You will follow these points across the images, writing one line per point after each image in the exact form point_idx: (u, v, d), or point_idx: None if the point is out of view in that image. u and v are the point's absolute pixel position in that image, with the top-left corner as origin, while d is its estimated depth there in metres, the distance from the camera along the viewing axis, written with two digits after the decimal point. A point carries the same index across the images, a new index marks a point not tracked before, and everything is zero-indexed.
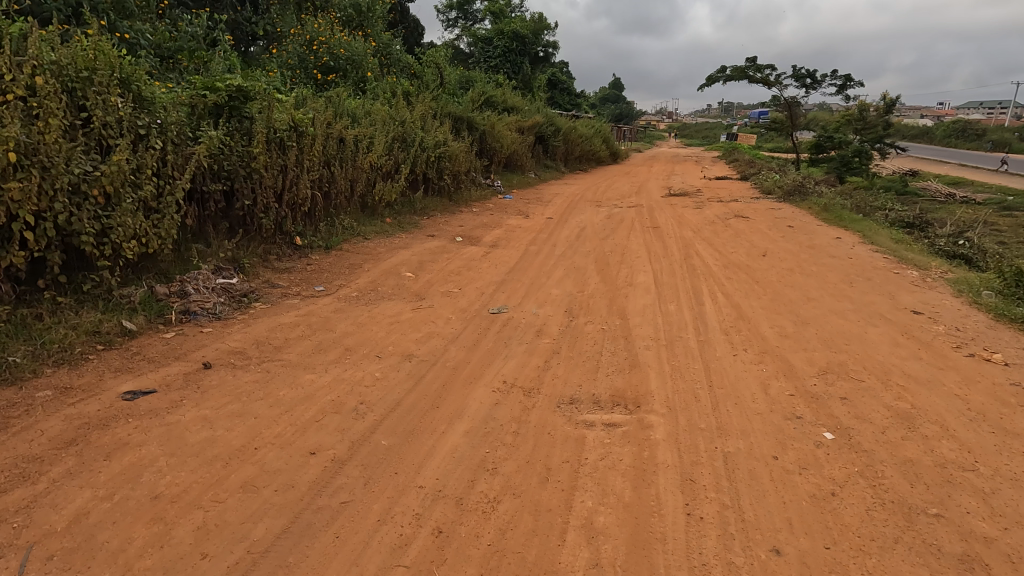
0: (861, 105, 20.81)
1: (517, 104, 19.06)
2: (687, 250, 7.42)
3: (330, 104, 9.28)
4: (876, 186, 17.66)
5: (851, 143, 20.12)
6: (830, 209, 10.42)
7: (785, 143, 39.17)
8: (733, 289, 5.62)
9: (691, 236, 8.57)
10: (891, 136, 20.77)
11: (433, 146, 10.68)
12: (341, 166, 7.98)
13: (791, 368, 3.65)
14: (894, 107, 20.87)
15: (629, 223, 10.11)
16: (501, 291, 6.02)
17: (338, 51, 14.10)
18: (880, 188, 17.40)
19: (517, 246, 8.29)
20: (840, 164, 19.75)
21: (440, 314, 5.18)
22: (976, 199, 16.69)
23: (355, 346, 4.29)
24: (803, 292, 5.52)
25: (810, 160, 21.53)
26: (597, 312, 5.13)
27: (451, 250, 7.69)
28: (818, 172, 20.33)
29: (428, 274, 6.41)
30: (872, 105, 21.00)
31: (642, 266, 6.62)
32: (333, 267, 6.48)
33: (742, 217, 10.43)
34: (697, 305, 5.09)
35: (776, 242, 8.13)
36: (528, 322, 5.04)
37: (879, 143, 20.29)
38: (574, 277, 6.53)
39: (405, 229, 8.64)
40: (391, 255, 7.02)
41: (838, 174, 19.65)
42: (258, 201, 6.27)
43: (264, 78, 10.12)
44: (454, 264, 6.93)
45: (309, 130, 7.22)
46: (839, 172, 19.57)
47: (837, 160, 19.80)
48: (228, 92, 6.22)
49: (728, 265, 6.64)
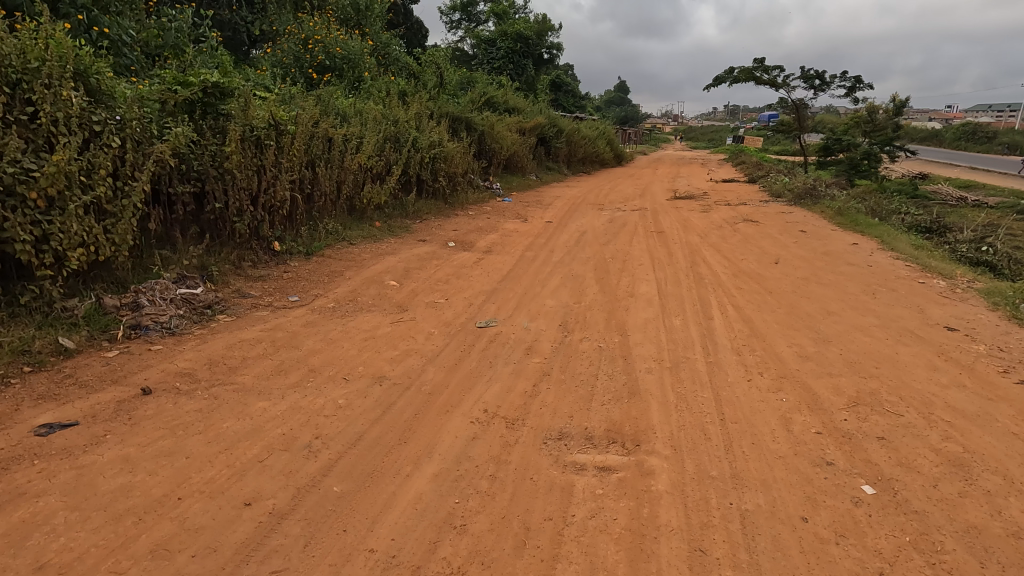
0: (871, 107, 20.26)
1: (518, 105, 18.61)
2: (693, 256, 6.93)
3: (318, 103, 8.86)
4: (887, 189, 17.10)
5: (861, 145, 19.56)
6: (844, 213, 9.92)
7: (792, 146, 38.61)
8: (744, 301, 5.13)
9: (698, 241, 8.07)
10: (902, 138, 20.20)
11: (428, 147, 10.24)
12: (326, 167, 7.54)
13: (816, 398, 3.16)
14: (905, 108, 20.33)
15: (632, 227, 9.62)
16: (491, 301, 5.55)
17: (333, 50, 13.69)
18: (890, 192, 16.83)
19: (513, 251, 7.82)
20: (849, 167, 19.19)
21: (421, 328, 4.71)
22: (990, 202, 16.08)
23: (320, 366, 3.82)
24: (822, 305, 5.02)
25: (819, 163, 20.97)
26: (594, 326, 4.65)
27: (441, 256, 7.23)
28: (826, 174, 19.77)
29: (415, 282, 5.96)
30: (882, 107, 20.46)
31: (644, 274, 6.13)
32: (312, 274, 6.03)
33: (751, 221, 9.92)
34: (705, 319, 4.61)
35: (789, 248, 7.63)
36: (518, 338, 4.56)
37: (889, 145, 19.71)
38: (571, 286, 6.05)
39: (395, 233, 8.19)
40: (376, 262, 6.56)
41: (848, 177, 19.07)
42: (231, 204, 5.83)
43: (251, 76, 9.72)
44: (443, 271, 6.47)
45: (290, 128, 6.79)
46: (847, 174, 18.96)
47: (846, 162, 19.23)
48: (200, 88, 5.80)
49: (738, 273, 6.15)
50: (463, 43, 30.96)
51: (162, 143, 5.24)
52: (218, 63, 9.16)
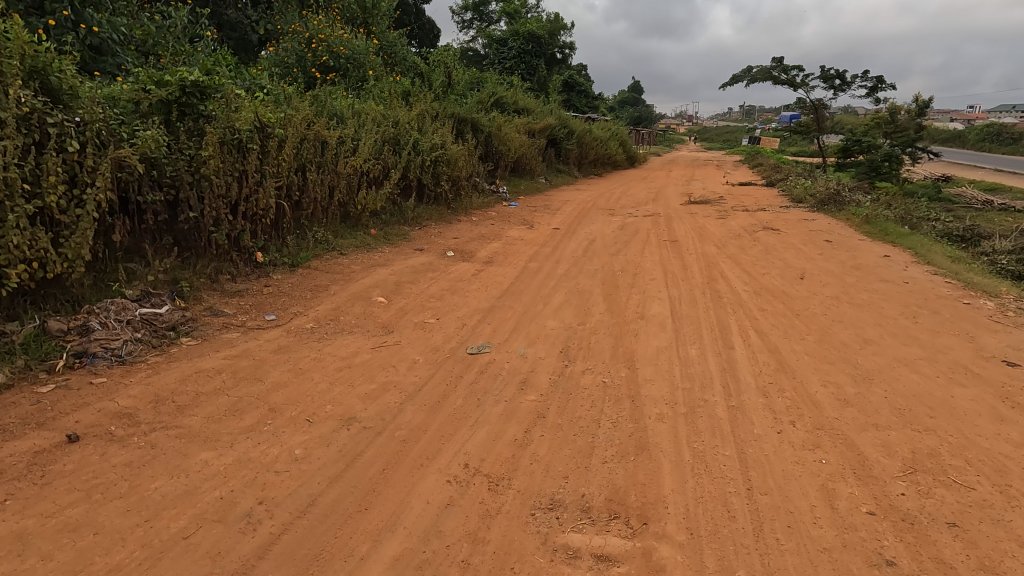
0: (893, 107, 19.48)
1: (528, 105, 18.10)
2: (710, 270, 6.37)
3: (314, 104, 8.45)
4: (910, 193, 16.40)
5: (884, 146, 18.80)
6: (872, 221, 9.27)
7: (808, 147, 37.70)
8: (769, 326, 4.57)
9: (715, 252, 7.49)
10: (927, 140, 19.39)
11: (429, 149, 9.77)
12: (318, 171, 7.10)
13: (864, 462, 2.62)
14: (929, 108, 19.53)
15: (644, 235, 9.07)
16: (487, 322, 5.05)
17: (337, 49, 13.25)
18: (914, 196, 16.07)
19: (515, 262, 7.32)
20: (870, 169, 18.45)
21: (405, 355, 4.22)
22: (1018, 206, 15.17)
23: (282, 404, 3.34)
24: (857, 331, 4.46)
25: (839, 165, 20.21)
26: (599, 356, 4.12)
27: (438, 268, 6.75)
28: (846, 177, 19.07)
29: (406, 299, 5.48)
30: (904, 107, 19.66)
31: (657, 291, 5.58)
32: (296, 289, 5.58)
33: (771, 229, 9.30)
34: (725, 350, 4.06)
35: (814, 261, 7.05)
36: (512, 368, 4.05)
37: (911, 147, 18.92)
38: (576, 304, 5.52)
39: (391, 242, 7.72)
40: (366, 274, 6.09)
41: (869, 180, 18.33)
42: (209, 212, 5.40)
43: (247, 78, 9.33)
44: (438, 285, 5.98)
45: (278, 130, 6.36)
46: (865, 176, 18.18)
47: (866, 164, 18.50)
48: (178, 87, 5.41)
49: (760, 291, 5.59)
50: (474, 43, 30.51)
51: (130, 147, 4.82)
52: (211, 62, 8.78)
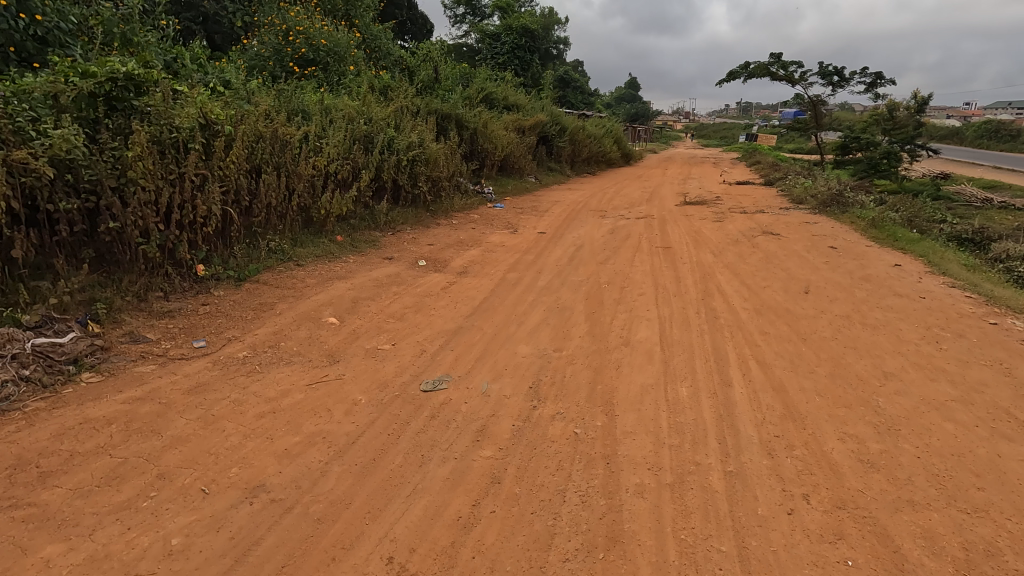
0: (892, 103, 18.88)
1: (518, 101, 17.45)
2: (706, 283, 5.74)
3: (278, 102, 7.83)
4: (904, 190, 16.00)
5: (880, 143, 18.24)
6: (879, 225, 8.66)
7: (805, 143, 37.22)
8: (773, 355, 3.94)
9: (711, 261, 6.87)
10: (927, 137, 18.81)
11: (406, 148, 9.12)
12: (274, 173, 6.45)
13: (903, 567, 2.02)
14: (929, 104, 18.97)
15: (636, 241, 8.45)
16: (450, 349, 4.42)
17: (317, 41, 12.51)
18: (914, 194, 15.50)
19: (493, 272, 6.68)
20: (869, 167, 17.93)
21: (345, 394, 3.58)
22: (1015, 203, 14.57)
23: (175, 468, 2.70)
24: (875, 363, 3.84)
25: (838, 163, 19.67)
26: (573, 396, 3.49)
27: (405, 280, 6.11)
28: (842, 174, 18.76)
29: (361, 320, 4.84)
30: (903, 104, 19.06)
31: (645, 310, 4.95)
32: (238, 308, 4.92)
33: (772, 233, 8.67)
34: (721, 388, 3.44)
35: (819, 271, 6.44)
36: (470, 411, 3.41)
37: (910, 145, 18.36)
38: (555, 325, 4.89)
39: (358, 249, 7.07)
40: (321, 290, 5.44)
41: (866, 178, 17.77)
42: (136, 220, 4.75)
43: (209, 75, 8.69)
44: (402, 302, 5.34)
45: (226, 128, 5.74)
46: (862, 174, 17.93)
47: (864, 162, 18.01)
48: (106, 82, 4.90)
49: (761, 309, 4.96)
50: (468, 37, 29.79)
51: (36, 148, 4.19)
52: (168, 56, 8.14)
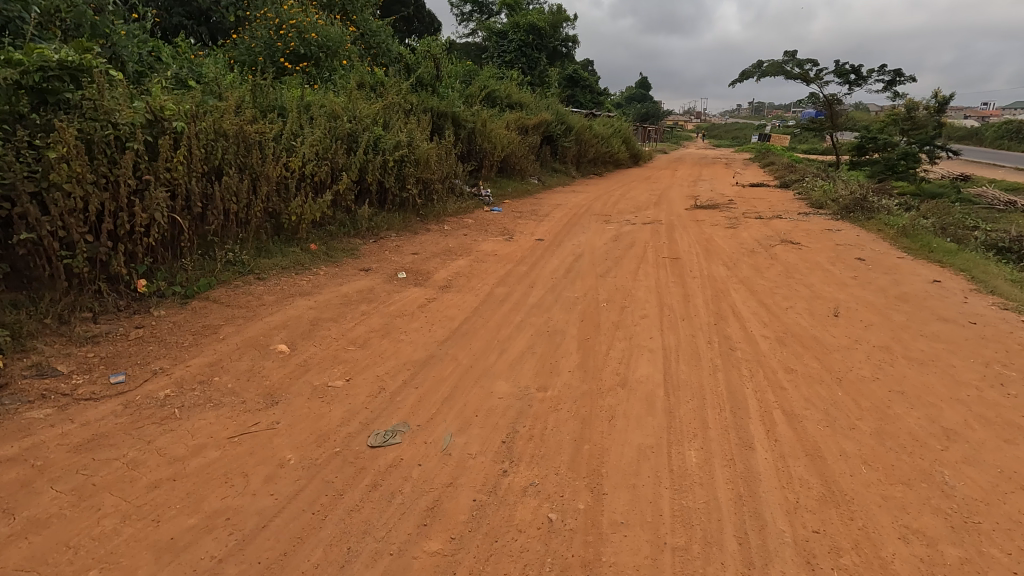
0: (911, 104, 18.03)
1: (522, 99, 16.78)
2: (719, 303, 5.02)
3: (251, 97, 7.20)
4: (924, 194, 15.16)
5: (898, 143, 17.35)
6: (911, 233, 7.85)
7: (819, 144, 36.24)
8: (803, 404, 3.22)
9: (724, 275, 6.13)
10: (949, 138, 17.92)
11: (393, 148, 8.45)
12: (238, 175, 5.81)
13: None
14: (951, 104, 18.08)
15: (641, 249, 7.73)
16: (415, 386, 3.73)
17: (308, 35, 11.85)
18: (937, 198, 14.61)
19: (479, 287, 5.98)
20: (886, 169, 17.11)
21: (273, 451, 2.90)
22: None
23: (11, 573, 2.04)
24: (930, 416, 3.12)
25: (854, 164, 18.84)
26: (553, 459, 2.80)
27: (379, 296, 5.43)
28: (858, 176, 17.90)
29: (316, 348, 4.16)
30: (924, 103, 18.16)
31: (647, 338, 4.23)
32: (176, 331, 4.26)
33: (791, 242, 7.90)
34: (740, 452, 2.74)
35: (848, 288, 5.70)
36: (423, 478, 2.72)
37: (931, 146, 17.48)
38: (541, 355, 4.18)
39: (332, 260, 6.42)
40: (278, 309, 4.77)
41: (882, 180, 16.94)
42: (58, 230, 4.10)
43: (183, 70, 8.07)
44: (369, 324, 4.66)
45: (178, 125, 5.11)
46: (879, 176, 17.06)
47: (882, 163, 17.19)
48: (32, 70, 4.27)
49: (786, 338, 4.23)
50: (474, 36, 29.21)
51: None
52: (137, 46, 7.52)
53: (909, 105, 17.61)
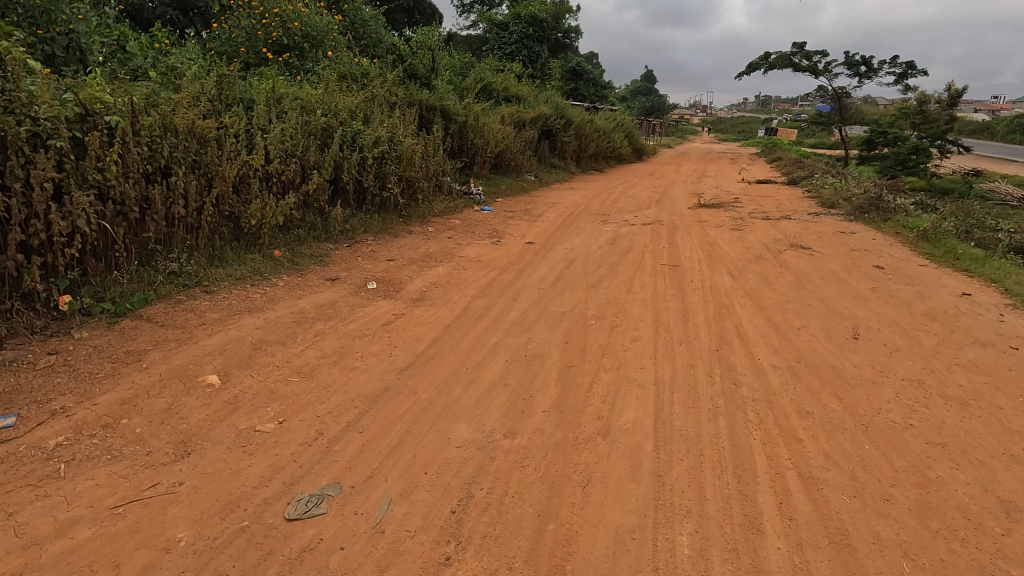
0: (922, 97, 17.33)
1: (519, 93, 16.13)
2: (723, 323, 4.42)
3: (214, 89, 6.62)
4: (935, 189, 14.47)
5: (909, 138, 16.66)
6: (933, 237, 7.22)
7: (827, 139, 35.39)
8: (823, 463, 2.63)
9: (729, 287, 5.52)
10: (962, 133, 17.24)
11: (373, 144, 7.85)
12: (187, 176, 5.24)
13: None
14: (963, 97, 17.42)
15: (639, 255, 7.11)
16: (359, 429, 3.15)
17: (292, 25, 11.26)
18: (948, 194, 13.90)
19: (456, 299, 5.39)
20: (896, 163, 16.48)
21: (163, 528, 2.34)
22: None
23: None
24: (982, 482, 2.53)
25: (862, 159, 18.28)
26: (509, 546, 2.22)
27: (340, 311, 4.85)
28: (868, 172, 17.18)
29: (252, 380, 3.58)
30: (936, 97, 17.45)
31: (638, 370, 3.63)
32: (94, 358, 3.69)
33: (801, 247, 7.28)
34: (745, 541, 2.16)
35: (867, 303, 5.08)
36: (343, 570, 2.16)
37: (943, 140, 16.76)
38: (514, 389, 3.59)
39: (296, 268, 5.85)
40: (220, 329, 4.19)
41: (891, 174, 16.30)
42: None
43: (146, 61, 7.49)
44: (320, 348, 4.09)
45: (112, 119, 4.54)
46: (888, 171, 16.38)
47: (891, 158, 16.60)
48: None
49: (800, 369, 3.62)
50: (475, 28, 28.48)
51: None
52: (92, 33, 6.93)
53: (922, 98, 16.87)
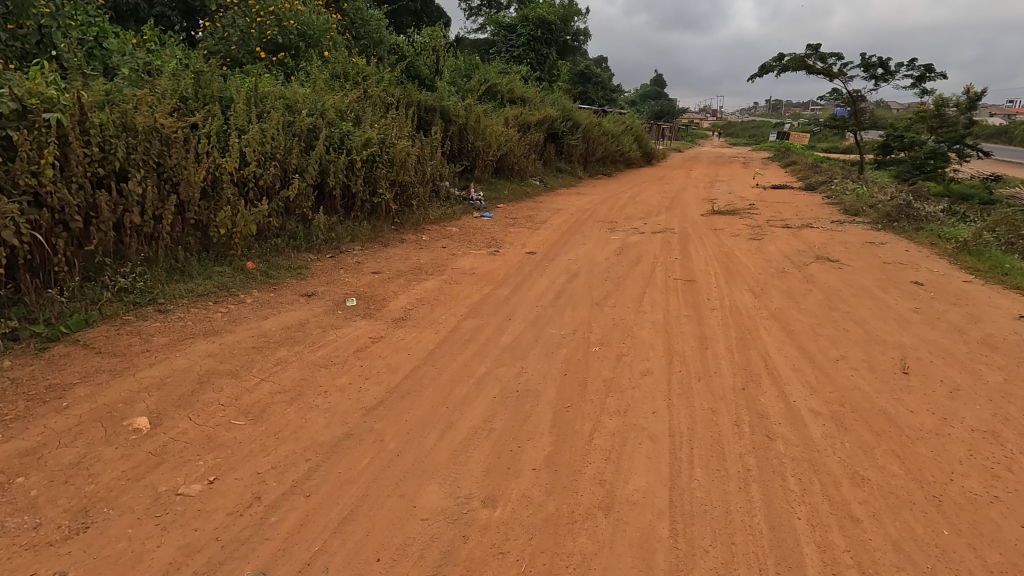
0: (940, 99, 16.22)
1: (524, 95, 15.56)
2: (748, 354, 3.80)
3: (188, 85, 6.09)
4: (954, 194, 13.61)
5: (927, 142, 15.85)
6: (975, 250, 6.55)
7: (840, 142, 34.47)
8: (892, 559, 2.04)
9: (752, 307, 4.90)
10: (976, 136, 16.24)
11: (362, 146, 7.30)
12: (146, 180, 4.71)
13: None
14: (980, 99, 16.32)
15: (649, 267, 6.49)
16: (307, 492, 2.57)
17: (287, 22, 10.75)
18: (966, 200, 13.05)
19: (444, 319, 4.80)
20: (913, 169, 15.61)
21: None
22: None
23: None
24: None
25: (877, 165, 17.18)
26: None
27: (311, 334, 4.28)
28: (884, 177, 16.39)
29: (188, 423, 3.01)
30: (954, 99, 16.24)
31: (649, 415, 3.03)
32: (7, 394, 3.13)
33: (828, 259, 6.64)
34: None
35: (913, 327, 4.45)
36: None
37: (959, 146, 15.58)
38: (501, 438, 2.99)
39: (269, 282, 5.29)
40: (165, 359, 3.62)
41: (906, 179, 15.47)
42: None
43: (123, 57, 7.00)
44: (278, 381, 3.51)
45: (52, 117, 4.03)
46: (906, 175, 15.68)
47: (908, 163, 15.70)
48: None
49: (846, 416, 3.01)
50: (484, 31, 28.00)
51: None
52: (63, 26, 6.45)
53: (940, 100, 16.16)
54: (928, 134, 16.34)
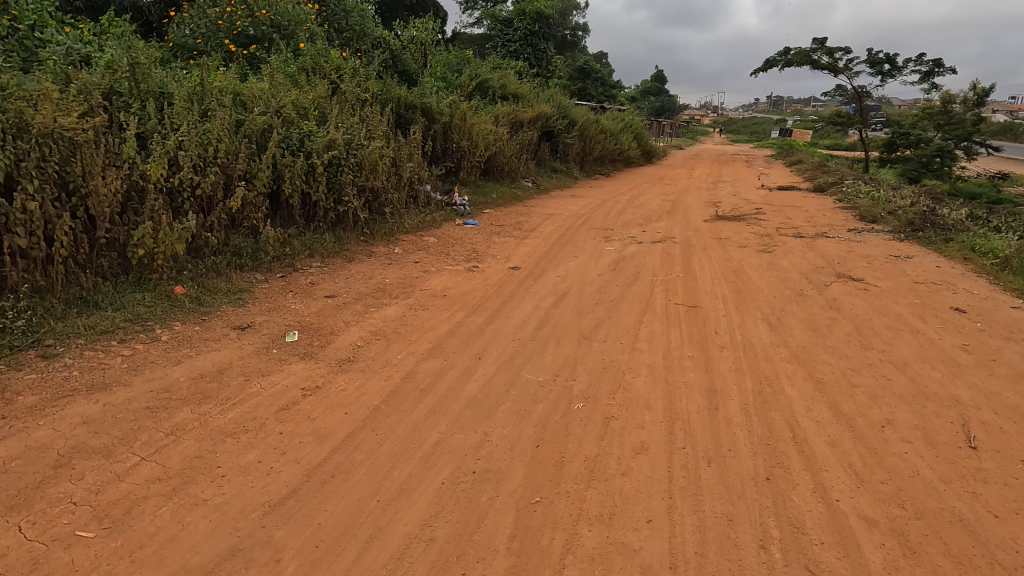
0: (947, 97, 15.35)
1: (518, 91, 14.71)
2: (772, 420, 3.00)
3: (119, 77, 5.26)
4: (962, 192, 12.77)
5: (933, 139, 14.96)
6: (1018, 268, 5.76)
7: (845, 140, 33.52)
8: None
9: (771, 344, 4.08)
10: (985, 134, 15.43)
11: (325, 149, 6.47)
12: (41, 193, 3.92)
13: None
14: (989, 94, 15.60)
15: (648, 287, 5.67)
16: None
17: (259, 12, 9.92)
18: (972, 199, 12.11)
19: (400, 360, 4.00)
20: (919, 166, 14.78)
21: None
22: None
23: None
24: None
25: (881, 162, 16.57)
26: None
27: (228, 385, 3.47)
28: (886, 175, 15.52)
29: (15, 537, 2.21)
30: (961, 95, 15.36)
31: (643, 528, 2.23)
32: None
33: (851, 278, 5.84)
34: None
35: (968, 373, 3.65)
36: None
37: (966, 142, 14.79)
38: (439, 560, 2.19)
39: (197, 310, 4.49)
40: (21, 431, 2.80)
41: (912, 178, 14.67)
42: None
43: (53, 44, 6.17)
44: (164, 462, 2.71)
45: None
46: (912, 174, 14.80)
47: (914, 160, 14.90)
48: None
49: (911, 529, 2.22)
50: (480, 25, 27.15)
51: None
52: None
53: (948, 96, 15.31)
54: (934, 131, 15.33)
